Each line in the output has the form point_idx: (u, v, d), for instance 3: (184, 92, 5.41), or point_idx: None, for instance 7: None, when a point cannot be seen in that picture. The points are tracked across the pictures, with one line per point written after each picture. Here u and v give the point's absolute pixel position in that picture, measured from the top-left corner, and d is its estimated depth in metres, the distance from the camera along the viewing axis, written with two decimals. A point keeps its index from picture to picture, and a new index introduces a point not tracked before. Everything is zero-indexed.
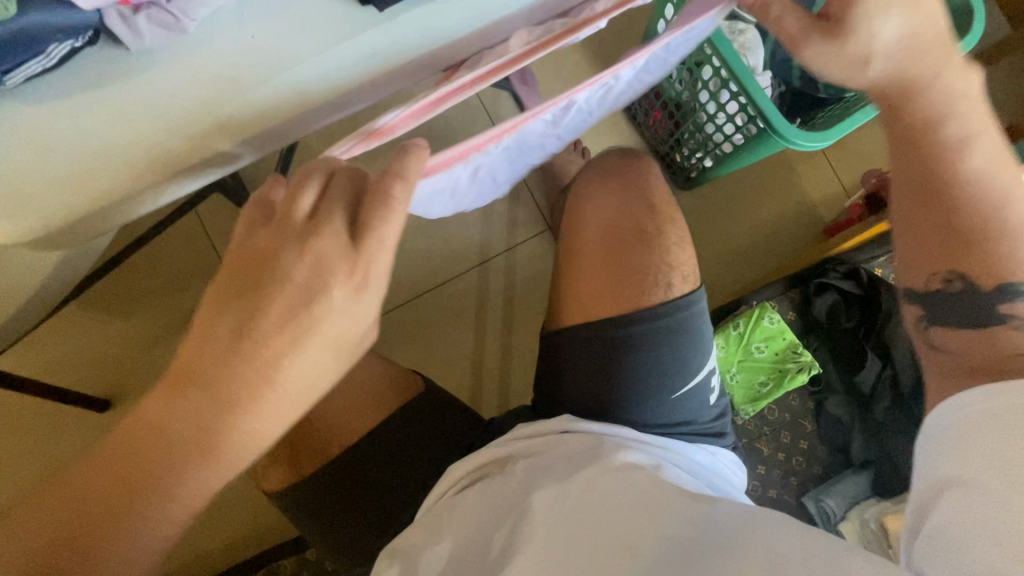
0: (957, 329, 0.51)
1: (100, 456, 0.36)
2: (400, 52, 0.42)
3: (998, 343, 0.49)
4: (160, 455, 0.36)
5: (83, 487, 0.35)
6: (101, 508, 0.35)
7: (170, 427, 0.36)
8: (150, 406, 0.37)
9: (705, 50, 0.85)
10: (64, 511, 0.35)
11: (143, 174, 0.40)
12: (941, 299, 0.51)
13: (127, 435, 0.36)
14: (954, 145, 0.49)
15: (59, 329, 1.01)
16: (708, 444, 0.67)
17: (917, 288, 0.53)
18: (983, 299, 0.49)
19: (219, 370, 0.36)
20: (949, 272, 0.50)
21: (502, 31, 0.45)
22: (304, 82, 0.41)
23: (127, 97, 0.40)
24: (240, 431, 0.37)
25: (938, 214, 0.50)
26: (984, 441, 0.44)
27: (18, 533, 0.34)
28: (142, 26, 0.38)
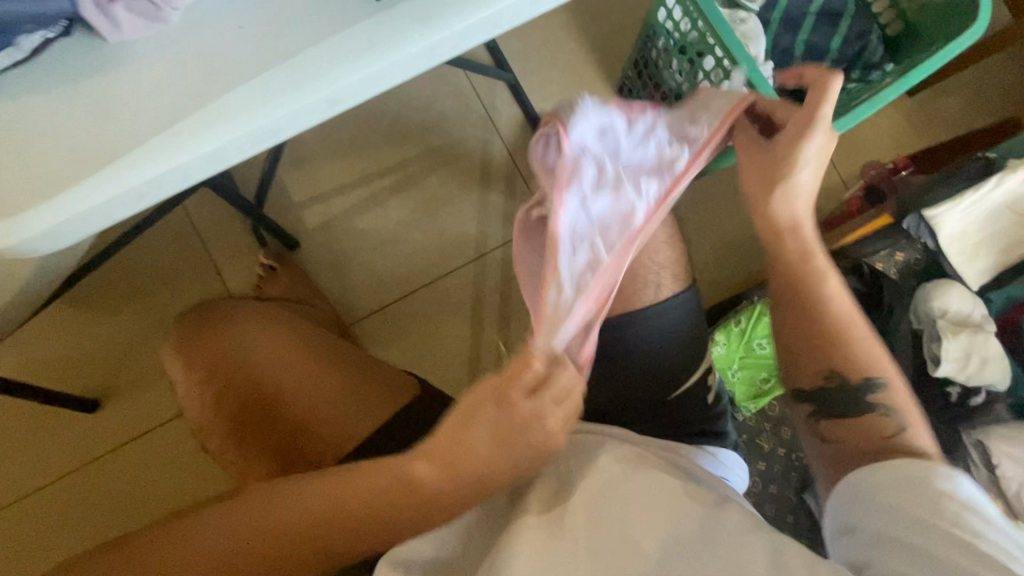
0: (840, 420, 0.59)
1: (310, 489, 0.50)
2: (402, 39, 0.38)
3: (873, 424, 0.57)
4: (360, 503, 0.48)
5: (296, 511, 0.49)
6: (311, 524, 0.49)
7: (385, 491, 0.47)
8: (379, 478, 0.47)
9: (708, 39, 0.83)
10: (280, 523, 0.49)
11: (118, 176, 0.36)
12: (814, 396, 0.60)
13: (334, 481, 0.49)
14: (820, 271, 0.61)
15: (43, 330, 0.98)
16: (707, 444, 0.64)
17: (806, 385, 0.61)
18: (852, 392, 0.59)
19: (464, 459, 0.45)
20: (828, 371, 0.60)
21: (517, 18, 0.41)
22: (295, 66, 0.38)
23: (106, 88, 0.38)
24: (432, 500, 0.46)
25: (814, 323, 0.61)
26: (888, 500, 0.51)
27: (245, 527, 0.49)
28: (120, 15, 0.36)
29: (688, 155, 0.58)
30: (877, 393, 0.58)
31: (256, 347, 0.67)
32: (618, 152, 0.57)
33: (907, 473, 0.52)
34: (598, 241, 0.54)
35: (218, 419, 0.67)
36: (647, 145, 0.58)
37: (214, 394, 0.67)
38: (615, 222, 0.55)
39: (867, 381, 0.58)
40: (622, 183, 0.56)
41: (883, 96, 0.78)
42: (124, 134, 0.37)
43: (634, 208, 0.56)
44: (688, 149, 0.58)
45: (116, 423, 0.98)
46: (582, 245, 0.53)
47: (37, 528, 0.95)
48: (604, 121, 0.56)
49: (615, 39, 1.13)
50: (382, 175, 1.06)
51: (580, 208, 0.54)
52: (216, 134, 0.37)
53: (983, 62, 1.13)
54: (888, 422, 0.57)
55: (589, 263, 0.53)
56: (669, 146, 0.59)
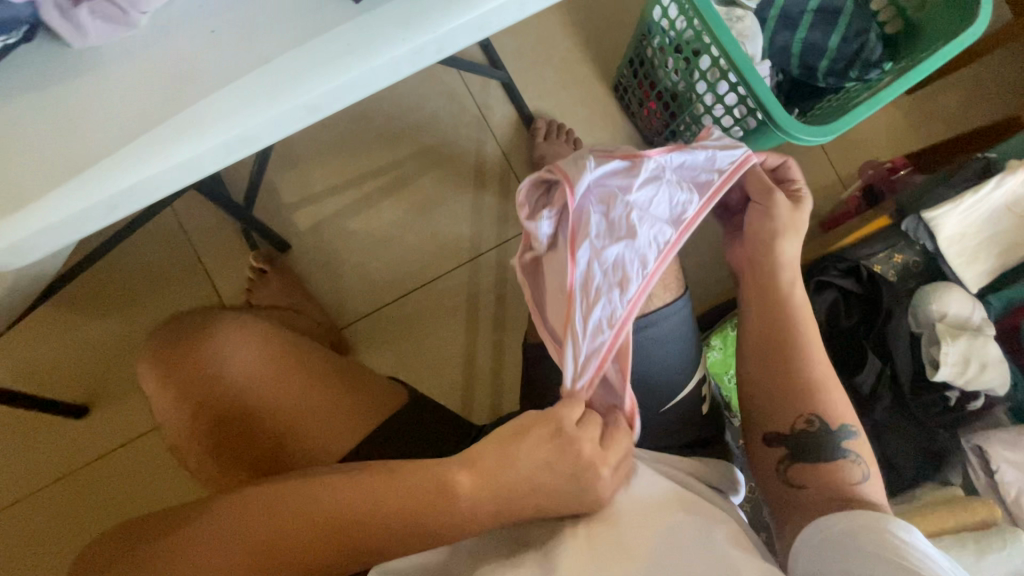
0: (810, 465, 0.57)
1: (314, 492, 0.48)
2: (381, 44, 0.36)
3: (844, 471, 0.56)
4: (366, 515, 0.47)
5: (298, 516, 0.47)
6: (312, 531, 0.47)
7: (389, 503, 0.47)
8: (374, 485, 0.48)
9: (703, 38, 0.82)
10: (279, 526, 0.47)
11: (82, 189, 0.34)
12: (788, 440, 0.58)
13: (342, 488, 0.48)
14: (805, 311, 0.62)
15: (29, 335, 0.96)
16: (695, 453, 0.66)
17: (784, 427, 0.59)
18: (824, 437, 0.58)
19: (490, 485, 0.47)
20: (811, 414, 0.58)
21: (503, 20, 0.39)
22: (267, 72, 0.36)
23: (72, 96, 0.36)
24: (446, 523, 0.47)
25: (795, 362, 0.60)
26: (847, 548, 0.47)
27: (247, 525, 0.47)
28: (84, 19, 0.35)
29: (700, 201, 0.56)
30: (847, 439, 0.58)
31: (232, 360, 0.65)
32: (629, 202, 0.54)
33: (864, 522, 0.49)
34: (611, 294, 0.52)
35: (195, 435, 0.66)
36: (659, 192, 0.56)
37: (192, 409, 0.66)
38: (629, 274, 0.53)
39: (841, 426, 0.58)
40: (635, 225, 0.54)
41: (880, 98, 0.77)
42: (91, 144, 0.35)
43: (646, 257, 0.53)
44: (699, 196, 0.57)
45: (103, 429, 0.96)
46: (596, 301, 0.52)
47: (21, 537, 0.93)
48: (610, 176, 0.55)
49: (611, 37, 1.11)
50: (374, 176, 1.04)
51: (591, 264, 0.52)
52: (186, 144, 0.35)
53: (983, 59, 1.11)
54: (852, 470, 0.57)
55: (605, 318, 0.52)
56: (681, 192, 0.56)
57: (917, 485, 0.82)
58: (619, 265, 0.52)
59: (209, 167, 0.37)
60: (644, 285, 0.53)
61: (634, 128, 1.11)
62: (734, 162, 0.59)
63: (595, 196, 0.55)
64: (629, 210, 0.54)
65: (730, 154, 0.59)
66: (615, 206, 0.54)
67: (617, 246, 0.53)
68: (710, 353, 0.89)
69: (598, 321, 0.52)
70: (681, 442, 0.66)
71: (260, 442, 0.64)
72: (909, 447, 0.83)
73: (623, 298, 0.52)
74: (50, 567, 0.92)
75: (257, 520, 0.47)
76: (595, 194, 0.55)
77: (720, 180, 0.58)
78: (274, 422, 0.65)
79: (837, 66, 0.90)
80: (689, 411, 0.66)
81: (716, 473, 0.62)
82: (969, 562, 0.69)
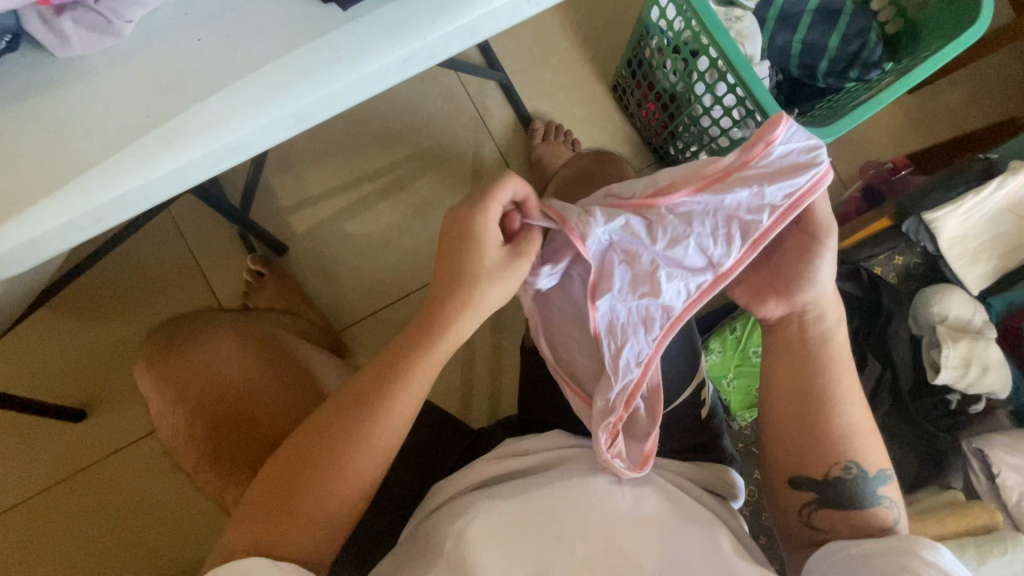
0: (842, 511, 0.55)
1: (324, 479, 0.48)
2: (370, 52, 0.36)
3: (871, 518, 0.54)
4: (347, 419, 0.48)
5: (312, 498, 0.47)
6: (321, 491, 0.48)
7: (382, 422, 0.49)
8: (361, 384, 0.50)
9: (702, 39, 0.81)
10: (293, 516, 0.47)
11: (70, 200, 0.34)
12: (817, 487, 0.56)
13: (337, 419, 0.49)
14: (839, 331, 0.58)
15: (28, 338, 0.95)
16: (698, 458, 0.64)
17: (819, 470, 0.56)
18: (861, 484, 0.55)
19: (428, 328, 0.49)
20: (846, 462, 0.55)
21: (493, 26, 0.38)
22: (255, 81, 0.35)
23: (59, 106, 0.36)
24: (404, 402, 0.49)
25: (817, 381, 0.57)
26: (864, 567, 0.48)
27: (246, 529, 0.47)
28: (67, 28, 0.34)
29: (742, 247, 0.47)
30: (882, 485, 0.55)
31: (230, 363, 0.66)
32: (651, 256, 0.48)
33: (884, 546, 0.49)
34: (636, 337, 0.50)
35: (191, 441, 0.64)
36: (691, 237, 0.47)
37: (187, 414, 0.64)
38: (654, 321, 0.50)
39: (878, 472, 0.55)
40: (657, 278, 0.48)
41: (880, 98, 0.76)
42: (76, 153, 0.35)
43: (673, 306, 0.49)
44: (744, 239, 0.47)
45: (101, 433, 0.95)
46: (620, 350, 0.50)
47: (20, 540, 0.93)
48: (629, 228, 0.47)
49: (609, 38, 1.11)
50: (372, 178, 1.04)
51: (614, 311, 0.50)
52: (173, 153, 0.34)
53: (985, 59, 1.11)
54: (885, 514, 0.54)
55: (625, 364, 0.51)
56: (718, 240, 0.47)
57: (915, 490, 0.82)
58: (643, 313, 0.50)
59: (201, 175, 0.36)
60: (668, 334, 0.50)
61: (633, 128, 1.10)
62: (797, 190, 0.46)
63: (612, 252, 0.48)
64: (652, 267, 0.48)
65: (792, 181, 0.46)
66: (636, 262, 0.48)
67: (640, 299, 0.49)
68: (709, 356, 0.88)
69: (623, 368, 0.51)
70: (683, 446, 0.65)
71: (263, 437, 0.63)
72: (909, 453, 0.82)
73: (644, 348, 0.50)
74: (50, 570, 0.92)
75: (268, 519, 0.47)
76: (614, 249, 0.48)
77: (771, 218, 0.46)
78: (279, 424, 0.64)
79: (837, 65, 0.90)
80: (688, 414, 0.65)
81: (715, 478, 0.61)
82: (970, 568, 0.68)
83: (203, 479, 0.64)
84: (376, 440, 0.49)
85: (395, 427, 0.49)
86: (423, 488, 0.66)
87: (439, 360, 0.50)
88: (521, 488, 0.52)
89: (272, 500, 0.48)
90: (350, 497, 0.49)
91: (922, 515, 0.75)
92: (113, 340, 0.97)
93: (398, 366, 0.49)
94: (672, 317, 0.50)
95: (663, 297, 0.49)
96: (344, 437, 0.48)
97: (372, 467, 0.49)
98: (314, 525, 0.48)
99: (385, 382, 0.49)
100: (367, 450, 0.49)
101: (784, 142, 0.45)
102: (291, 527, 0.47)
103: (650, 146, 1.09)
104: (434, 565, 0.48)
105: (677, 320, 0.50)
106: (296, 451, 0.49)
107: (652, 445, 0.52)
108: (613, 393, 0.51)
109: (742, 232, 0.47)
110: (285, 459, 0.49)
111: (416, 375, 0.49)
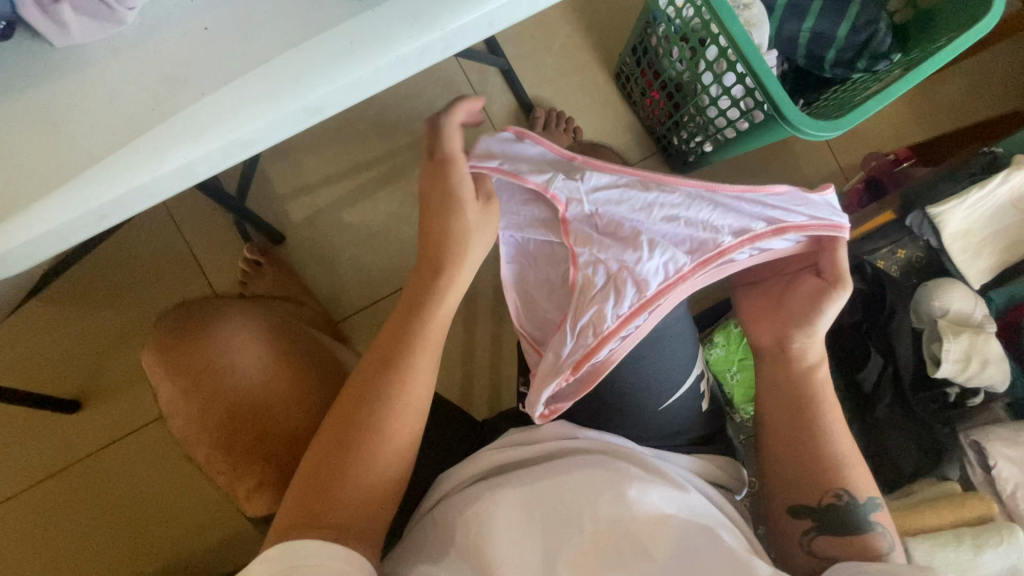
0: (840, 536, 0.55)
1: (355, 444, 0.49)
2: (384, 43, 0.34)
3: (866, 544, 0.54)
4: (367, 383, 0.51)
5: (357, 476, 0.48)
6: (345, 455, 0.49)
7: (406, 381, 0.51)
8: (381, 339, 0.53)
9: (711, 27, 0.79)
10: (347, 489, 0.48)
11: (68, 201, 0.32)
12: (815, 513, 0.56)
13: (355, 382, 0.52)
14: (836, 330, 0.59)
15: (21, 330, 0.93)
16: (703, 451, 0.64)
17: (812, 498, 0.57)
18: (853, 510, 0.55)
19: (423, 294, 0.52)
20: (837, 489, 0.56)
21: (514, 16, 0.37)
22: (259, 73, 0.34)
23: (56, 97, 0.34)
24: (421, 359, 0.52)
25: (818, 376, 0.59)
26: None
27: (286, 502, 0.48)
28: (66, 16, 0.32)
29: (731, 239, 0.52)
30: (875, 513, 0.56)
31: (245, 352, 0.63)
32: (640, 225, 0.53)
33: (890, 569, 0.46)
34: (607, 299, 0.52)
35: (201, 429, 0.62)
36: (680, 206, 0.53)
37: (200, 401, 0.62)
38: (625, 292, 0.52)
39: (867, 500, 0.56)
40: (640, 243, 0.52)
41: (890, 91, 0.74)
42: (79, 148, 0.33)
43: (650, 284, 0.52)
44: (731, 235, 0.52)
45: (98, 426, 0.94)
46: (586, 314, 0.52)
47: (20, 533, 0.92)
48: (624, 196, 0.53)
49: (612, 23, 1.08)
50: (370, 166, 1.02)
51: (589, 270, 0.53)
52: (182, 150, 0.33)
53: (990, 48, 1.09)
54: (880, 541, 0.54)
55: (583, 327, 0.52)
56: (709, 227, 0.53)
57: (918, 480, 0.83)
58: (612, 280, 0.52)
59: (206, 174, 0.35)
60: (644, 301, 0.51)
61: (635, 117, 1.09)
62: (788, 222, 0.53)
63: (605, 213, 0.54)
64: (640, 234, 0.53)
65: (784, 214, 0.53)
66: (620, 220, 0.54)
67: (620, 258, 0.52)
68: (712, 350, 0.88)
69: (579, 331, 0.52)
70: (691, 438, 0.64)
71: (274, 428, 0.62)
72: (911, 444, 0.83)
73: (620, 310, 0.51)
74: (51, 562, 0.92)
75: (335, 504, 0.47)
76: (604, 212, 0.54)
77: (761, 228, 0.52)
78: (294, 411, 0.63)
79: (846, 55, 0.89)
80: (694, 409, 0.65)
81: (721, 471, 0.62)
82: (966, 558, 0.69)
83: (215, 469, 0.62)
84: (402, 411, 0.51)
85: (418, 383, 0.52)
86: (429, 482, 0.66)
87: (444, 314, 0.53)
88: (525, 480, 0.51)
89: (319, 473, 0.48)
90: (390, 475, 0.50)
91: (919, 506, 0.76)
92: (108, 332, 0.95)
93: (402, 343, 0.52)
94: (653, 292, 0.52)
95: (650, 273, 0.52)
96: (373, 408, 0.50)
97: (401, 445, 0.51)
98: (352, 502, 0.48)
99: (400, 336, 0.52)
100: (394, 412, 0.50)
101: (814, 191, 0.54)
102: (330, 499, 0.47)
103: (653, 136, 1.09)
104: (447, 554, 0.48)
105: (650, 297, 0.51)
106: (329, 431, 0.50)
107: (564, 404, 0.55)
108: (567, 352, 0.52)
109: (735, 230, 0.53)
110: (324, 441, 0.50)
111: (426, 339, 0.52)
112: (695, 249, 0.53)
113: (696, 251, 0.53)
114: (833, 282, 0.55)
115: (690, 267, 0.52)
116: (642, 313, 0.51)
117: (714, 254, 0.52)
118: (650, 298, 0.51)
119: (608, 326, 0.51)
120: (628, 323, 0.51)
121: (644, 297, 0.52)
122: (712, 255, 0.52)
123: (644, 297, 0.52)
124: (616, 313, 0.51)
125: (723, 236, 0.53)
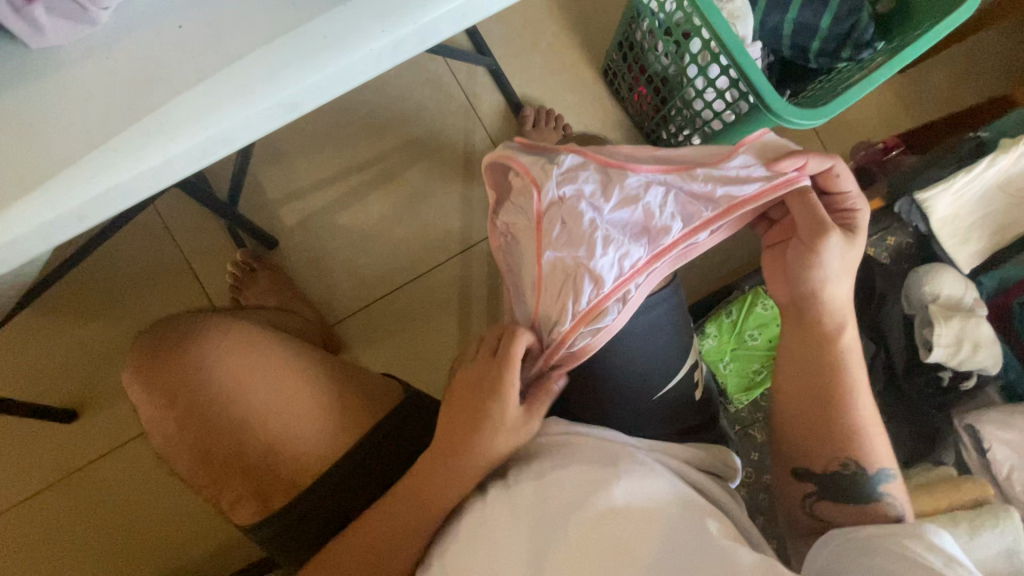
0: (840, 504, 0.58)
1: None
2: (357, 37, 0.34)
3: (871, 515, 0.56)
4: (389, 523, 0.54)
5: None
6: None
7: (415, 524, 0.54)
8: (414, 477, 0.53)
9: (694, 20, 0.79)
10: None
11: (48, 201, 0.33)
12: (819, 479, 0.59)
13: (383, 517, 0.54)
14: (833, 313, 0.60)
15: (15, 340, 0.94)
16: (697, 439, 0.65)
17: (818, 465, 0.60)
18: (864, 479, 0.58)
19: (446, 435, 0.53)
20: (846, 458, 0.58)
21: (484, 9, 0.37)
22: (233, 68, 0.34)
23: (33, 99, 0.35)
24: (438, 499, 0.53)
25: (810, 351, 0.61)
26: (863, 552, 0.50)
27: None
28: (41, 17, 0.33)
29: (684, 230, 0.57)
30: (885, 483, 0.58)
31: (222, 363, 0.62)
32: (602, 215, 0.56)
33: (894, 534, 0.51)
34: (571, 294, 0.55)
35: (181, 443, 0.62)
36: (633, 192, 0.57)
37: (177, 417, 0.62)
38: (583, 286, 0.55)
39: (880, 471, 0.58)
40: (597, 233, 0.55)
41: (871, 79, 0.75)
42: (57, 146, 0.34)
43: (604, 281, 0.55)
44: (684, 223, 0.57)
45: (92, 435, 0.94)
46: (551, 308, 0.56)
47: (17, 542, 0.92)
48: (591, 178, 0.57)
49: (598, 20, 1.09)
50: (361, 169, 1.02)
51: (556, 256, 0.56)
52: (158, 148, 0.33)
53: (976, 36, 1.10)
54: (889, 509, 0.57)
55: (550, 323, 0.56)
56: (660, 214, 0.57)
57: (911, 466, 0.83)
58: (572, 273, 0.55)
59: (186, 170, 0.35)
60: (606, 292, 0.55)
61: (624, 112, 1.09)
62: (737, 197, 0.56)
63: (572, 197, 0.56)
64: (594, 230, 0.55)
65: (735, 187, 0.56)
66: (585, 209, 0.56)
67: (577, 251, 0.55)
68: (705, 341, 0.88)
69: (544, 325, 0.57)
70: (685, 426, 0.65)
71: (250, 444, 0.62)
72: (901, 431, 0.84)
73: (585, 300, 0.55)
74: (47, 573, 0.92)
75: None
76: (573, 198, 0.56)
77: (715, 213, 0.57)
78: (273, 428, 0.62)
79: (829, 45, 0.89)
80: (685, 398, 0.65)
81: (712, 459, 0.63)
82: (961, 541, 0.68)
83: (198, 483, 0.63)
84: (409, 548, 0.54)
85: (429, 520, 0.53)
86: None
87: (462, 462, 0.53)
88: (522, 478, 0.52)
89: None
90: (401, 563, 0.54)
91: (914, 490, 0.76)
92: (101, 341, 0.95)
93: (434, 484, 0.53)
94: (614, 283, 0.55)
95: (606, 264, 0.55)
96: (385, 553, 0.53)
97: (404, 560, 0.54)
98: None
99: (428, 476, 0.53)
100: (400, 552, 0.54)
101: (754, 139, 0.58)
102: None
103: (643, 131, 1.09)
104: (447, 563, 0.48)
105: (606, 295, 0.55)
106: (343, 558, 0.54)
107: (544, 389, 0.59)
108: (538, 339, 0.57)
109: (686, 217, 0.57)
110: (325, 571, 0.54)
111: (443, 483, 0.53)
112: (653, 235, 0.57)
113: (653, 237, 0.57)
114: (822, 228, 0.56)
115: (652, 251, 0.56)
116: (607, 301, 0.55)
117: (671, 239, 0.57)
118: (613, 287, 0.55)
119: (574, 317, 0.55)
120: (591, 313, 0.55)
121: (603, 288, 0.55)
122: (665, 240, 0.57)
123: (604, 290, 0.55)
124: (578, 307, 0.55)
125: (677, 223, 0.57)
